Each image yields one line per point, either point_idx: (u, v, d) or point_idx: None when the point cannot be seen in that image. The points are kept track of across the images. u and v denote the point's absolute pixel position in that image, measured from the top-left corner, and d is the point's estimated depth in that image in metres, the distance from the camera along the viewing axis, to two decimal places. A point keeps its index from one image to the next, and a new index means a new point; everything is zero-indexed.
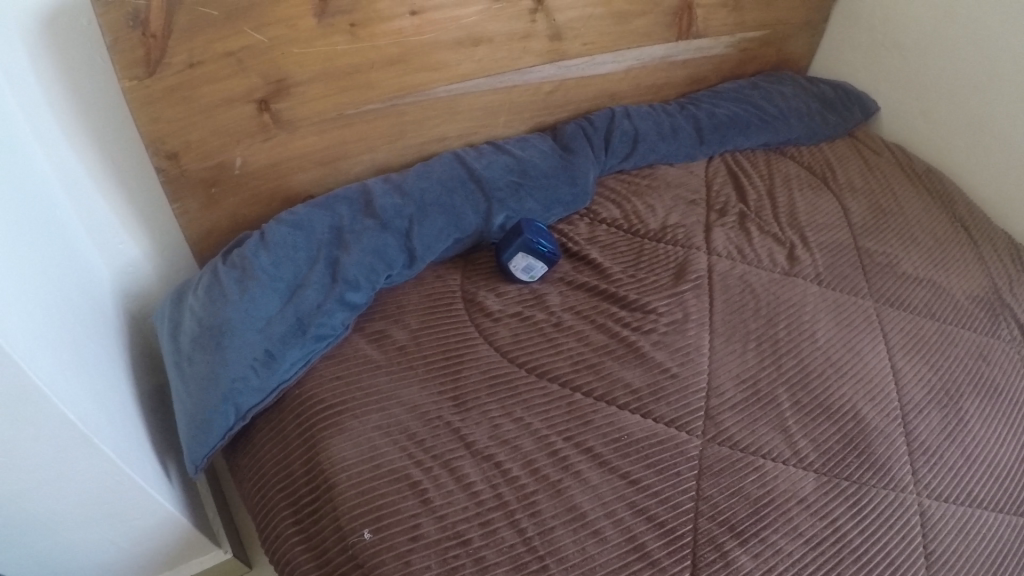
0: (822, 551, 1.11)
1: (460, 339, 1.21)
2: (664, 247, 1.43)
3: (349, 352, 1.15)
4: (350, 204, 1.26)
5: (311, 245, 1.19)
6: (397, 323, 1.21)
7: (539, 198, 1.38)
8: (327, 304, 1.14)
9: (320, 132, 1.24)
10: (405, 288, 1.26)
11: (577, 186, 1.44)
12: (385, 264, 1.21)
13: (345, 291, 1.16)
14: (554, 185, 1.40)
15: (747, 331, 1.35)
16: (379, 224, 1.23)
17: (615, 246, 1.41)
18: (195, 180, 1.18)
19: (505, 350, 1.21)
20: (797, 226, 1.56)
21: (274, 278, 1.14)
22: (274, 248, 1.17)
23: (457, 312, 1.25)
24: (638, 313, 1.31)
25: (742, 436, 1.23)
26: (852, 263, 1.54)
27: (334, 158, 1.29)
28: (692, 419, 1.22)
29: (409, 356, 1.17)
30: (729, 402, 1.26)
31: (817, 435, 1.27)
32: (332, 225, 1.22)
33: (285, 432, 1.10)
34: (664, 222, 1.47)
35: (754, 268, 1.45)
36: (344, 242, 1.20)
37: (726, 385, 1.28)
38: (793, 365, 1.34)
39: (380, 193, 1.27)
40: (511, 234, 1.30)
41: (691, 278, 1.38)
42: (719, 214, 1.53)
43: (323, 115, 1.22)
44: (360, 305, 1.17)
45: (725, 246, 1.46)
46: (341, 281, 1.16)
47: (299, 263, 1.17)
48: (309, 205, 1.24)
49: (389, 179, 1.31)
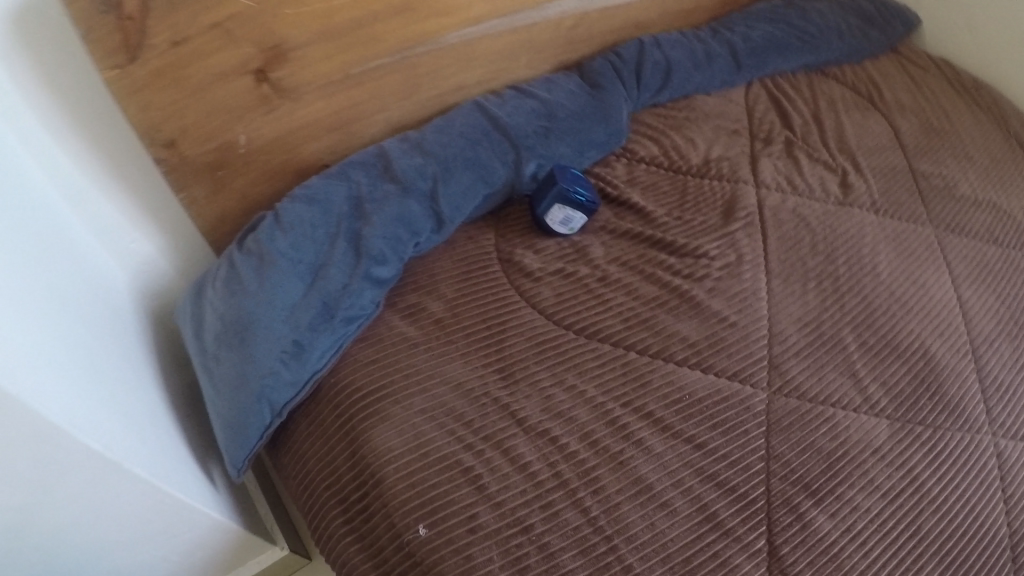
0: (900, 504, 1.05)
1: (500, 305, 1.11)
2: (710, 183, 1.33)
3: (383, 332, 1.07)
4: (367, 170, 1.15)
5: (330, 220, 1.09)
6: (431, 292, 1.12)
7: (570, 143, 1.27)
8: (354, 283, 1.05)
9: (326, 97, 1.13)
10: (436, 256, 1.16)
11: (610, 126, 1.32)
12: (411, 232, 1.12)
13: (373, 266, 1.07)
14: (585, 127, 1.29)
15: (805, 270, 1.25)
16: (400, 189, 1.13)
17: (656, 187, 1.31)
18: (197, 164, 1.08)
19: (549, 312, 1.12)
20: (848, 150, 1.44)
21: (295, 261, 1.05)
22: (291, 228, 1.07)
23: (495, 274, 1.15)
24: (688, 259, 1.21)
25: (810, 384, 1.15)
26: (908, 188, 1.42)
27: (347, 122, 1.18)
28: (755, 370, 1.14)
29: (447, 329, 1.08)
30: (793, 349, 1.17)
31: (887, 378, 1.19)
32: (350, 196, 1.12)
33: (326, 425, 1.02)
34: (707, 156, 1.36)
35: (807, 202, 1.34)
36: (364, 213, 1.10)
37: (789, 330, 1.19)
38: (856, 304, 1.24)
39: (398, 156, 1.16)
40: (543, 186, 1.20)
41: (740, 216, 1.28)
42: (765, 142, 1.41)
43: (329, 79, 1.11)
44: (389, 280, 1.09)
45: (773, 178, 1.35)
46: (366, 255, 1.07)
47: (319, 242, 1.08)
48: (324, 176, 1.14)
49: (406, 138, 1.20)
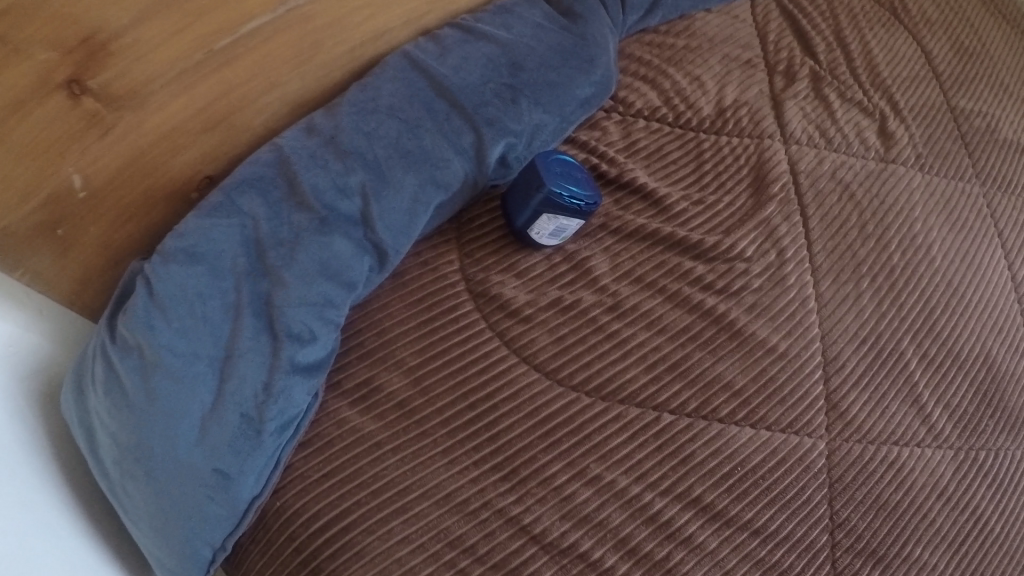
0: (965, 555, 0.87)
1: (484, 365, 0.78)
2: (727, 141, 0.98)
3: (338, 424, 0.74)
4: (265, 190, 0.75)
5: (222, 283, 0.72)
6: (386, 358, 0.77)
7: (547, 107, 0.88)
8: (276, 382, 0.71)
9: (187, 90, 0.72)
10: (383, 296, 0.81)
11: (598, 71, 0.93)
12: (345, 286, 0.75)
13: (298, 352, 0.72)
14: (564, 80, 0.90)
15: (858, 263, 0.97)
16: (319, 221, 0.75)
17: (664, 156, 0.94)
18: (21, 229, 0.67)
19: (551, 369, 0.80)
20: (883, 86, 1.13)
21: (187, 357, 0.69)
22: (166, 308, 0.69)
23: (468, 314, 0.80)
24: (721, 267, 0.88)
25: (871, 419, 0.90)
26: (951, 134, 1.14)
27: (228, 114, 0.77)
28: (811, 413, 0.87)
29: (417, 417, 0.75)
30: (851, 376, 0.90)
31: (950, 397, 0.95)
32: (245, 239, 0.74)
33: (280, 554, 0.70)
34: (721, 104, 1.01)
35: (845, 158, 1.04)
36: (273, 267, 0.73)
37: (846, 351, 0.91)
38: (914, 301, 0.98)
39: (305, 163, 0.76)
40: (525, 189, 0.82)
41: (773, 194, 0.95)
42: (786, 79, 1.08)
43: (187, 62, 0.70)
44: (325, 359, 0.74)
45: (801, 127, 1.03)
46: (285, 337, 0.72)
47: (212, 321, 0.71)
48: (206, 203, 0.73)
49: (314, 124, 0.78)
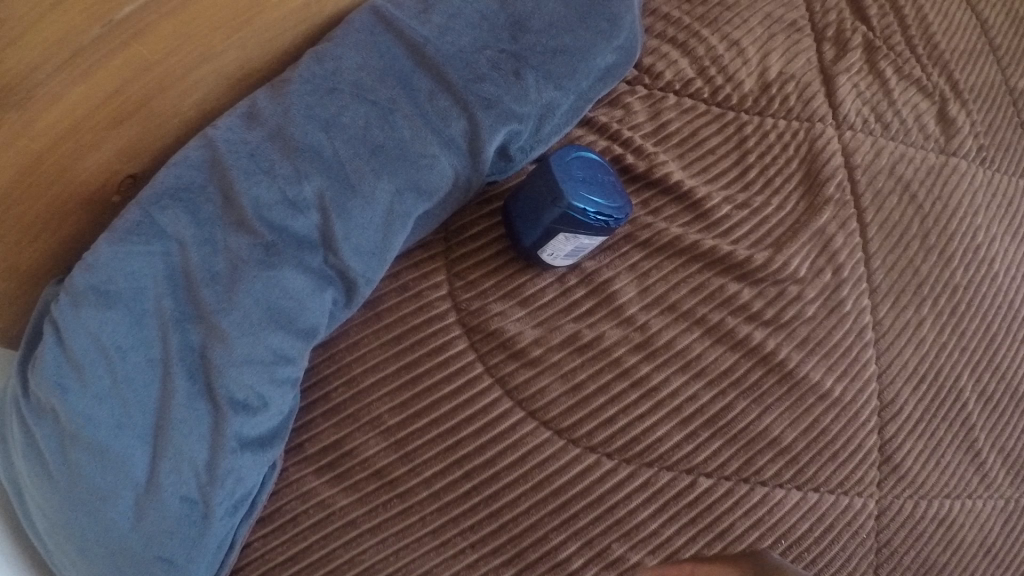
0: None
1: (482, 423, 0.61)
2: (774, 123, 0.77)
3: (301, 497, 0.58)
4: (196, 204, 0.56)
5: (147, 330, 0.55)
6: (359, 417, 0.60)
7: (561, 82, 0.63)
8: (220, 463, 0.54)
9: (88, 75, 0.55)
10: (355, 328, 0.63)
11: (621, 30, 0.67)
12: (303, 334, 0.57)
13: (245, 425, 0.55)
14: (585, 45, 0.64)
15: (919, 283, 0.79)
16: (263, 248, 0.56)
17: (698, 144, 0.74)
18: None
19: (566, 427, 0.62)
20: (941, 60, 0.93)
21: (110, 428, 0.53)
22: (79, 366, 0.53)
23: (461, 355, 0.62)
24: (770, 291, 0.70)
25: (925, 472, 0.70)
26: (1012, 122, 0.92)
27: (150, 98, 0.60)
28: (863, 468, 0.68)
29: (400, 490, 0.58)
30: (908, 424, 0.72)
31: (1007, 438, 0.75)
32: (174, 271, 0.56)
33: None
34: (765, 77, 0.78)
35: (904, 148, 0.87)
36: (206, 312, 0.55)
37: (903, 392, 0.73)
38: (975, 326, 0.79)
39: (242, 170, 0.56)
40: (535, 200, 0.61)
41: (829, 196, 0.75)
42: (837, 48, 0.88)
43: (83, 39, 0.54)
44: (283, 424, 0.58)
45: (855, 108, 0.85)
46: (227, 407, 0.55)
47: (136, 382, 0.54)
48: (120, 222, 0.55)
49: (256, 108, 0.58)
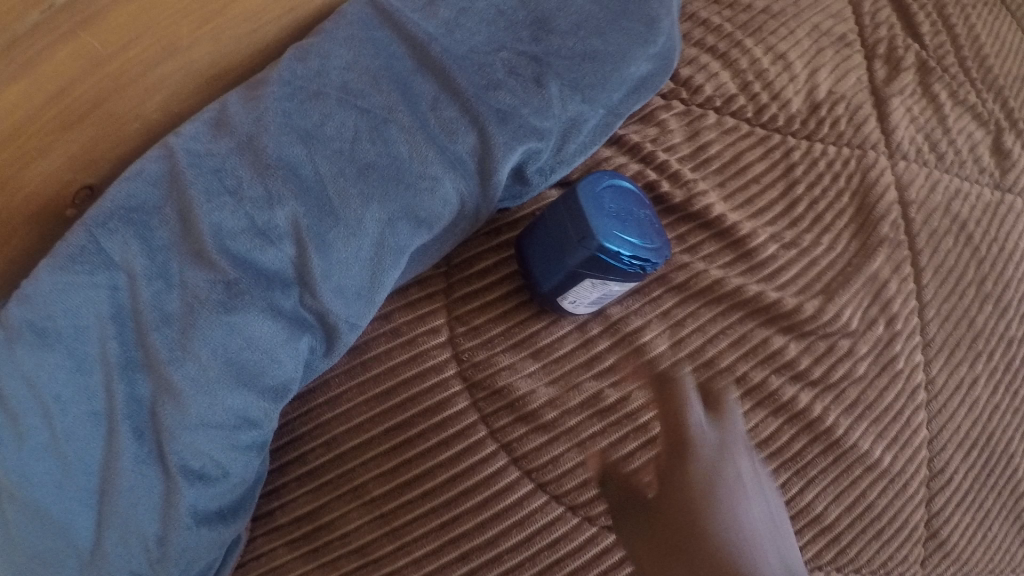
0: None
1: (484, 497, 0.48)
2: (825, 148, 0.67)
3: (271, 572, 0.46)
4: (150, 228, 0.46)
5: (87, 378, 0.44)
6: (339, 484, 0.48)
7: (589, 92, 0.53)
8: (172, 540, 0.44)
9: (23, 73, 0.46)
10: (338, 377, 0.51)
11: (659, 34, 0.56)
12: (271, 391, 0.46)
13: (201, 498, 0.44)
14: (618, 49, 0.54)
15: (974, 336, 0.69)
16: (224, 286, 0.45)
17: (742, 170, 0.64)
18: None
19: (581, 503, 0.49)
20: (995, 86, 0.83)
21: (49, 490, 0.43)
22: (12, 417, 0.43)
23: (461, 416, 0.50)
24: (818, 346, 0.60)
25: (970, 546, 0.61)
26: None
27: (104, 99, 0.50)
28: (908, 546, 0.58)
29: (384, 572, 0.45)
30: (957, 495, 0.61)
31: None
32: (122, 307, 0.45)
33: None
34: (812, 97, 0.69)
35: (960, 183, 0.77)
36: (155, 362, 0.44)
37: (954, 459, 0.62)
38: None
39: (206, 188, 0.46)
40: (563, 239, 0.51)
41: (883, 236, 0.65)
42: (888, 68, 0.79)
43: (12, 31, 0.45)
44: (248, 492, 0.47)
45: (909, 136, 0.76)
46: (178, 478, 0.44)
47: (75, 440, 0.44)
48: (63, 248, 0.45)
49: (225, 113, 0.47)
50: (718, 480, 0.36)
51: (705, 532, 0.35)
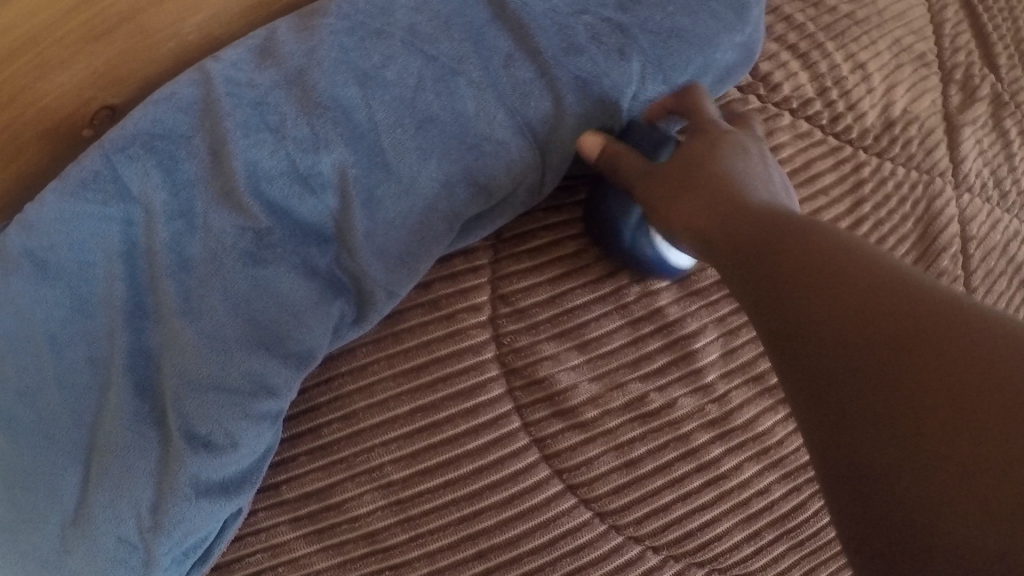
0: None
1: (509, 493, 0.44)
2: (898, 170, 0.63)
3: (271, 551, 0.42)
4: (176, 160, 0.41)
5: (90, 321, 0.40)
6: (353, 463, 0.44)
7: (672, 74, 0.48)
8: (167, 506, 0.39)
9: None
10: (364, 344, 0.46)
11: (749, 20, 0.51)
12: (295, 357, 0.41)
13: (204, 467, 0.39)
14: (706, 32, 0.49)
15: None
16: (254, 235, 0.41)
17: (811, 180, 0.59)
18: None
19: (610, 511, 0.46)
20: None
21: (34, 439, 0.39)
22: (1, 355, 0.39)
23: (493, 404, 0.46)
24: None
25: None
26: None
27: (136, 13, 0.45)
28: None
29: (394, 562, 0.42)
30: None
31: None
32: (134, 245, 0.41)
33: None
34: (889, 112, 0.64)
35: (1020, 222, 0.73)
36: (168, 309, 0.40)
37: None
38: None
39: (247, 121, 0.41)
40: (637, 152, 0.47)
41: (942, 268, 0.62)
42: (962, 92, 0.74)
43: None
44: (257, 465, 0.42)
45: (976, 167, 0.72)
46: (182, 438, 0.39)
47: (67, 388, 0.39)
48: (77, 171, 0.40)
49: (274, 41, 0.43)
50: (721, 139, 0.43)
51: (697, 159, 0.42)
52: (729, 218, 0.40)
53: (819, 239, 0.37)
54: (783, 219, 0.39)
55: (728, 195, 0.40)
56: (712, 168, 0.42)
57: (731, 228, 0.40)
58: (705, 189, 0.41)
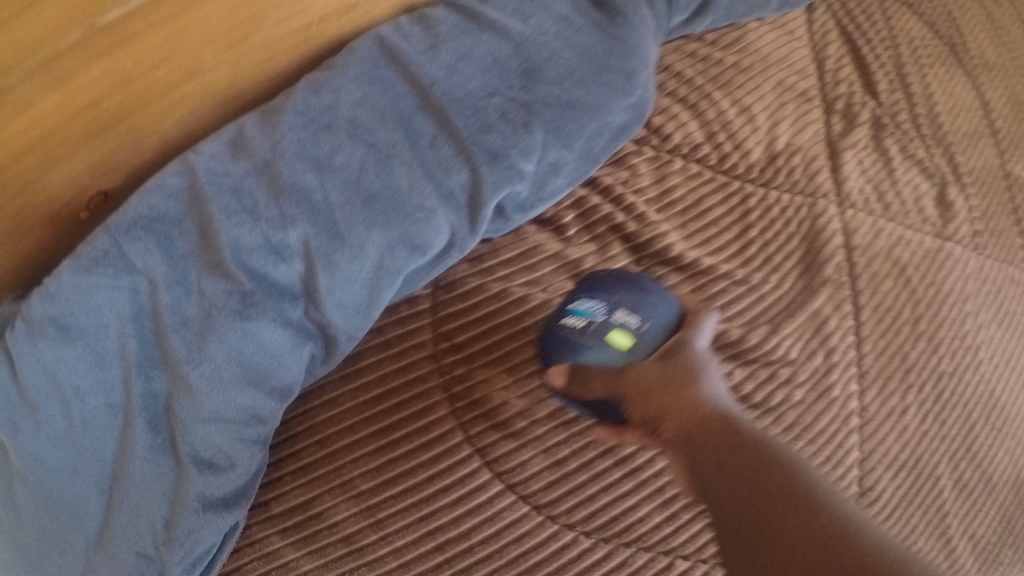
0: None
1: (459, 494, 0.54)
2: (780, 196, 0.74)
3: (263, 558, 0.51)
4: (170, 238, 0.51)
5: (106, 374, 0.50)
6: (329, 479, 0.54)
7: (570, 139, 0.59)
8: (178, 521, 0.49)
9: (60, 85, 0.50)
10: (331, 378, 0.57)
11: (635, 89, 0.62)
12: (278, 392, 0.51)
13: (207, 485, 0.49)
14: (598, 100, 0.60)
15: (907, 369, 0.72)
16: (240, 296, 0.50)
17: (702, 214, 0.70)
18: None
19: (545, 503, 0.55)
20: (944, 141, 0.88)
21: (62, 475, 0.50)
22: (32, 406, 0.49)
23: (441, 422, 0.56)
24: (759, 373, 0.67)
25: None
26: (1006, 207, 0.86)
27: (128, 115, 0.54)
28: None
29: (369, 557, 0.51)
30: (885, 510, 0.66)
31: (977, 526, 0.70)
32: (138, 310, 0.50)
33: None
34: (773, 147, 0.76)
35: (902, 230, 0.80)
36: (172, 359, 0.50)
37: (882, 481, 0.67)
38: (956, 416, 0.73)
39: (225, 209, 0.51)
40: (648, 315, 0.52)
41: (827, 276, 0.72)
42: (844, 120, 0.85)
43: (60, 43, 0.49)
44: (250, 482, 0.51)
45: (858, 183, 0.81)
46: (189, 464, 0.49)
47: (91, 429, 0.50)
48: (89, 251, 0.50)
49: (243, 136, 0.53)
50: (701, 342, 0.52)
51: (672, 383, 0.48)
52: (691, 431, 0.47)
53: (751, 451, 0.45)
54: (729, 430, 0.46)
55: (698, 413, 0.47)
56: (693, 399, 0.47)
57: (712, 455, 0.46)
58: (668, 401, 0.47)
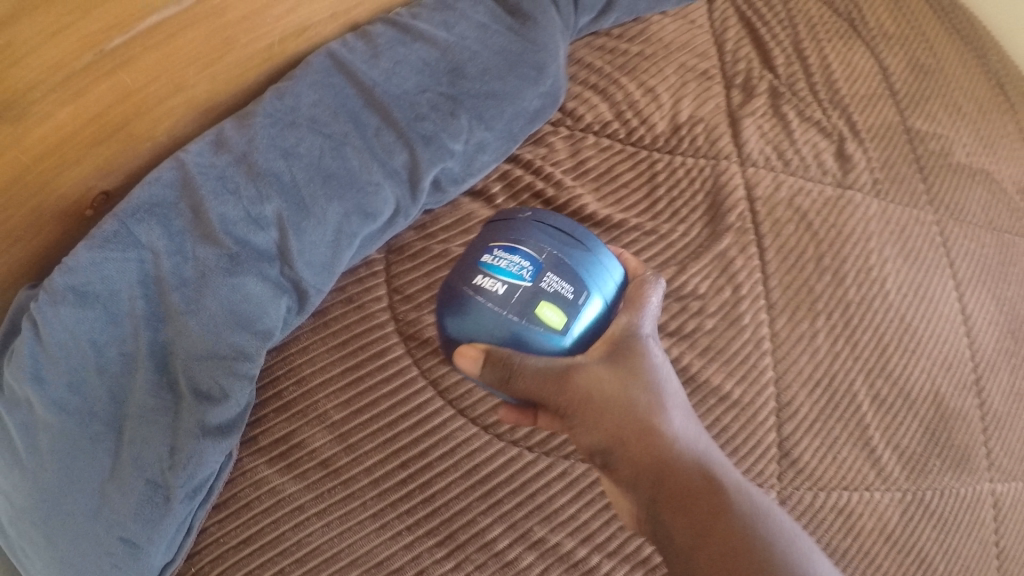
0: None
1: (416, 418, 0.68)
2: (682, 159, 0.88)
3: (254, 484, 0.64)
4: (168, 219, 0.65)
5: (119, 328, 0.63)
6: (307, 412, 0.67)
7: (491, 122, 0.75)
8: (183, 448, 0.62)
9: (76, 99, 0.63)
10: (303, 331, 0.70)
11: (546, 80, 0.77)
12: (261, 334, 0.65)
13: (207, 414, 0.63)
14: (512, 89, 0.76)
15: (813, 300, 0.84)
16: (228, 258, 0.65)
17: (613, 178, 0.85)
18: None
19: (491, 423, 0.69)
20: (840, 104, 0.99)
21: (82, 417, 0.62)
22: (56, 360, 0.61)
23: (398, 359, 0.70)
24: (673, 306, 0.80)
25: (823, 465, 0.76)
26: (907, 158, 0.96)
27: (128, 124, 0.68)
28: (762, 462, 0.75)
29: (344, 477, 0.65)
30: (806, 422, 0.78)
31: (899, 437, 0.79)
32: (143, 276, 0.64)
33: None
34: (676, 120, 0.90)
35: (802, 182, 0.91)
36: (174, 313, 0.63)
37: (799, 398, 0.79)
38: (868, 338, 0.83)
39: (212, 195, 0.65)
40: (576, 283, 0.56)
41: (731, 223, 0.85)
42: (743, 94, 0.97)
43: (76, 66, 0.62)
44: (241, 414, 0.64)
45: (759, 147, 0.92)
46: (192, 397, 0.63)
47: (109, 374, 0.63)
48: (100, 232, 0.63)
49: (223, 136, 0.67)
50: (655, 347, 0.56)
51: (633, 404, 0.53)
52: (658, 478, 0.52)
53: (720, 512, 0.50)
54: (694, 480, 0.52)
55: (668, 464, 0.52)
56: (651, 423, 0.53)
57: (679, 504, 0.51)
58: (633, 434, 0.53)
